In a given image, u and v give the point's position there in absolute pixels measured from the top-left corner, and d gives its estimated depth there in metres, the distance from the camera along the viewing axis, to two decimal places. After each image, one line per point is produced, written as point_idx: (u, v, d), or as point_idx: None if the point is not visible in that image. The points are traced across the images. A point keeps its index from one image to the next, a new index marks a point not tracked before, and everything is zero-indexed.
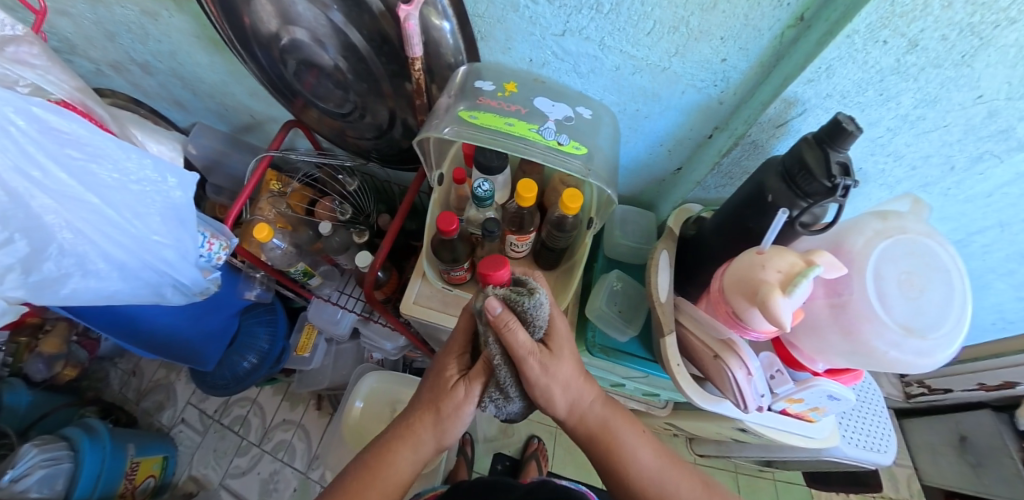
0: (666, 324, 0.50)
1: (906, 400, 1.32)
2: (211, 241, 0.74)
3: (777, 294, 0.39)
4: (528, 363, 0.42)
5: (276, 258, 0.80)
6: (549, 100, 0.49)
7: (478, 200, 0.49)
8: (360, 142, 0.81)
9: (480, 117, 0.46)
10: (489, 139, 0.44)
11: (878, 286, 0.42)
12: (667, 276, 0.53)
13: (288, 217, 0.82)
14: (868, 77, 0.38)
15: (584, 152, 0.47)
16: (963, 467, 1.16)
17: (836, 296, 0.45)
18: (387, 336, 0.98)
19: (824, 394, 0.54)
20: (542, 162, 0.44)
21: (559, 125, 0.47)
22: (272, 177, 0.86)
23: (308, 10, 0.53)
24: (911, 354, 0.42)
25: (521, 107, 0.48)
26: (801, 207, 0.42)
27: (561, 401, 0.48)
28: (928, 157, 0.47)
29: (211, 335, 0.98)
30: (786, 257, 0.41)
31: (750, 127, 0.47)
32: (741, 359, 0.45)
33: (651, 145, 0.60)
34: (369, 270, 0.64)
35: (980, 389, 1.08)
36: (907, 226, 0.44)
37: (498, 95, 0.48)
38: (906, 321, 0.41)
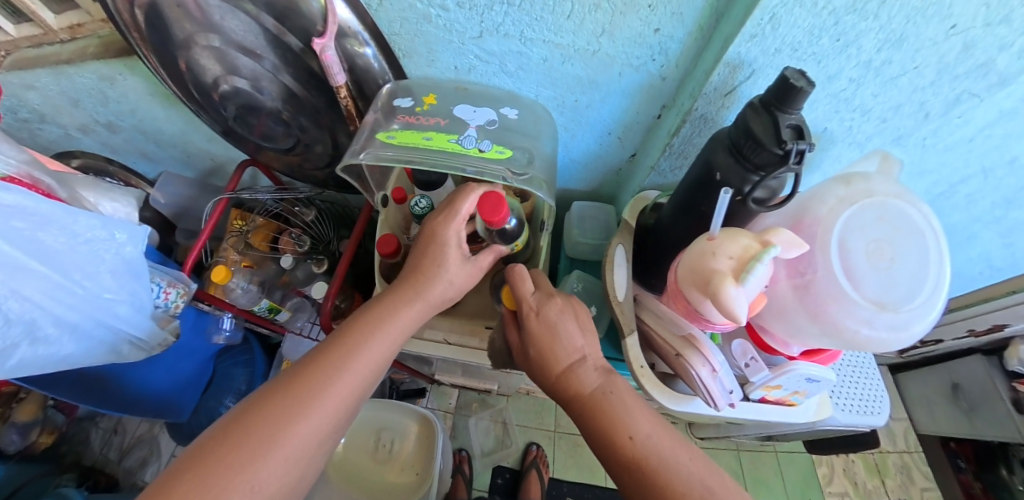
0: (626, 325, 0.48)
1: (900, 355, 1.33)
2: (167, 291, 0.70)
3: (729, 282, 0.38)
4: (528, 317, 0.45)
5: (239, 298, 0.78)
6: (470, 106, 0.48)
7: (417, 217, 0.50)
8: (317, 173, 0.79)
9: (399, 136, 0.44)
10: (417, 155, 0.42)
11: (845, 260, 0.42)
12: (624, 272, 0.51)
13: (251, 256, 0.79)
14: (820, 21, 0.37)
15: (509, 155, 0.45)
16: (958, 414, 1.18)
17: (799, 277, 0.44)
18: None
19: (803, 378, 0.53)
20: (471, 174, 0.42)
21: (480, 132, 0.46)
22: (235, 216, 0.81)
23: (245, 60, 0.51)
24: (884, 330, 0.41)
25: (440, 119, 0.46)
26: (752, 182, 0.41)
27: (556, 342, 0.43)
28: (899, 107, 0.47)
29: (184, 382, 0.93)
30: (740, 240, 0.40)
31: (695, 101, 0.46)
32: (703, 356, 0.45)
33: (600, 135, 0.59)
34: (325, 299, 0.61)
35: (971, 335, 1.09)
36: (873, 188, 0.44)
37: (417, 110, 0.47)
38: (877, 295, 0.41)
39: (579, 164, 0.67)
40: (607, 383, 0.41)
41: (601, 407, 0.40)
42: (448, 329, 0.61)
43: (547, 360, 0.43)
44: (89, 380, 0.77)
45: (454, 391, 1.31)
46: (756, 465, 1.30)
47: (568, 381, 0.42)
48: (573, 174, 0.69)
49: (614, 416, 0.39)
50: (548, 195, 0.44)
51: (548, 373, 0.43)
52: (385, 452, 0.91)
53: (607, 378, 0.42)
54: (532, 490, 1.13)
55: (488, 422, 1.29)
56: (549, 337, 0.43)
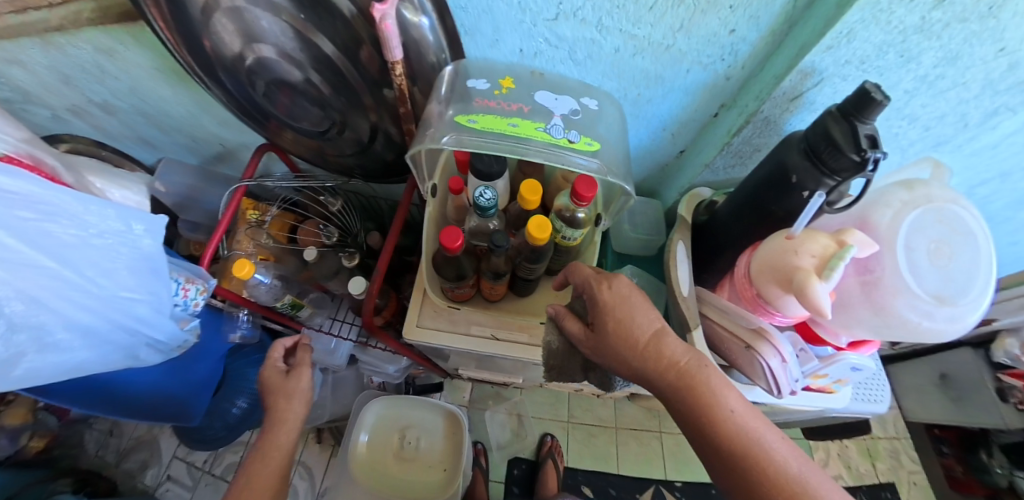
0: (692, 318, 0.48)
1: (893, 347, 1.38)
2: (186, 287, 0.61)
3: (815, 280, 0.37)
4: (600, 287, 0.43)
5: (261, 294, 0.72)
6: (551, 94, 0.45)
7: (480, 210, 0.45)
8: (342, 159, 0.74)
9: (480, 120, 0.41)
10: (496, 145, 0.40)
11: (909, 257, 0.41)
12: (687, 269, 0.51)
13: (270, 248, 0.75)
14: (890, 39, 0.36)
15: (597, 148, 0.42)
16: (946, 403, 1.23)
17: (867, 274, 0.43)
18: (390, 360, 0.88)
19: (848, 368, 0.54)
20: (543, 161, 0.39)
21: (567, 122, 0.43)
22: (247, 205, 0.76)
23: (268, 19, 0.45)
24: (942, 322, 0.41)
25: (523, 105, 0.43)
26: (827, 186, 0.39)
27: (636, 316, 0.40)
28: (943, 117, 0.47)
29: (200, 385, 0.87)
30: (818, 239, 0.39)
31: (762, 104, 0.45)
32: (774, 346, 0.44)
33: (654, 129, 0.57)
34: (366, 298, 0.57)
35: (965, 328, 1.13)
36: (932, 194, 0.42)
37: (495, 94, 0.44)
38: (936, 290, 0.41)
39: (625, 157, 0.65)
40: (694, 353, 0.39)
41: (691, 375, 0.37)
42: (495, 324, 0.59)
43: (626, 333, 0.40)
44: (96, 400, 0.71)
45: (468, 385, 1.30)
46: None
47: (655, 353, 0.39)
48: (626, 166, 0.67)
49: (706, 392, 0.36)
50: (631, 187, 0.42)
51: (634, 350, 0.40)
52: (410, 449, 0.89)
53: (693, 348, 0.39)
54: (550, 480, 1.13)
55: (503, 415, 1.28)
56: (625, 308, 0.41)
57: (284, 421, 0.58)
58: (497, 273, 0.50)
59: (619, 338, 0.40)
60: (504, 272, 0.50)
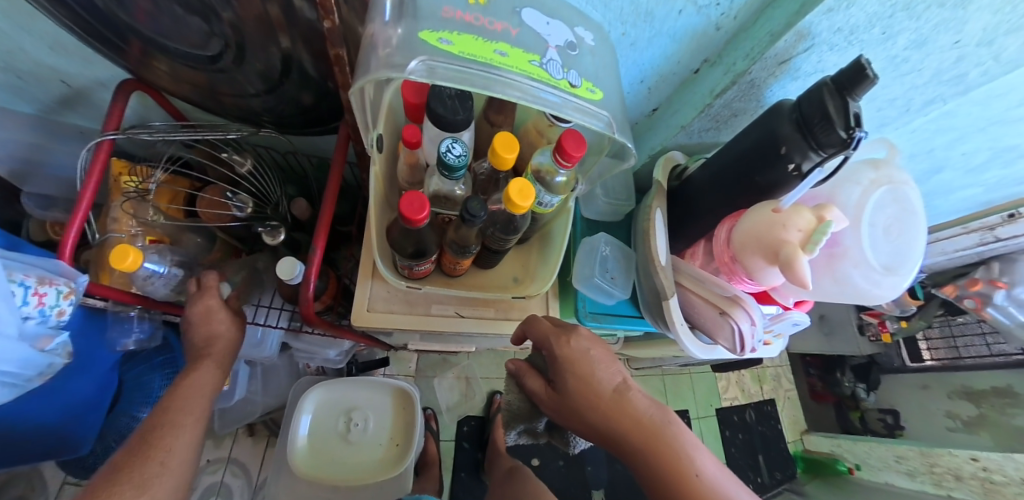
0: (669, 288, 0.47)
1: None
2: (41, 292, 0.45)
3: (801, 253, 0.37)
4: (562, 345, 0.41)
5: (157, 290, 0.57)
6: (542, 15, 0.36)
7: (446, 169, 0.37)
8: (245, 103, 0.58)
9: (454, 41, 0.31)
10: (477, 76, 0.30)
11: (869, 231, 0.43)
12: (664, 243, 0.49)
13: (162, 227, 0.59)
14: (881, 11, 0.34)
15: (599, 96, 0.36)
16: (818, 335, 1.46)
17: (831, 245, 0.44)
18: (328, 344, 0.78)
19: (789, 323, 0.58)
20: (515, 98, 0.31)
21: (563, 57, 0.35)
22: (121, 170, 0.58)
23: None
24: (886, 290, 0.45)
25: (508, 26, 0.34)
26: (813, 160, 0.38)
27: (599, 372, 0.40)
28: (893, 100, 0.48)
29: (80, 407, 0.65)
30: (800, 212, 0.39)
31: (752, 65, 0.41)
32: (746, 311, 0.46)
33: (632, 83, 0.52)
34: (302, 284, 0.47)
35: None
36: (896, 175, 0.44)
37: (471, 4, 0.34)
38: (887, 259, 0.43)
39: None
40: (658, 407, 0.39)
41: (660, 435, 0.37)
42: (458, 302, 0.53)
43: (592, 392, 0.39)
44: None
45: (413, 355, 1.24)
46: (691, 386, 1.46)
47: (621, 414, 0.38)
48: None
49: (674, 451, 0.36)
50: (634, 146, 0.39)
51: (599, 410, 0.38)
52: (356, 433, 0.81)
53: (656, 402, 0.39)
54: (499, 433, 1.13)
55: (451, 378, 1.25)
56: (587, 364, 0.40)
57: (206, 357, 0.49)
58: (464, 246, 0.43)
59: (583, 400, 0.39)
60: (476, 247, 0.43)
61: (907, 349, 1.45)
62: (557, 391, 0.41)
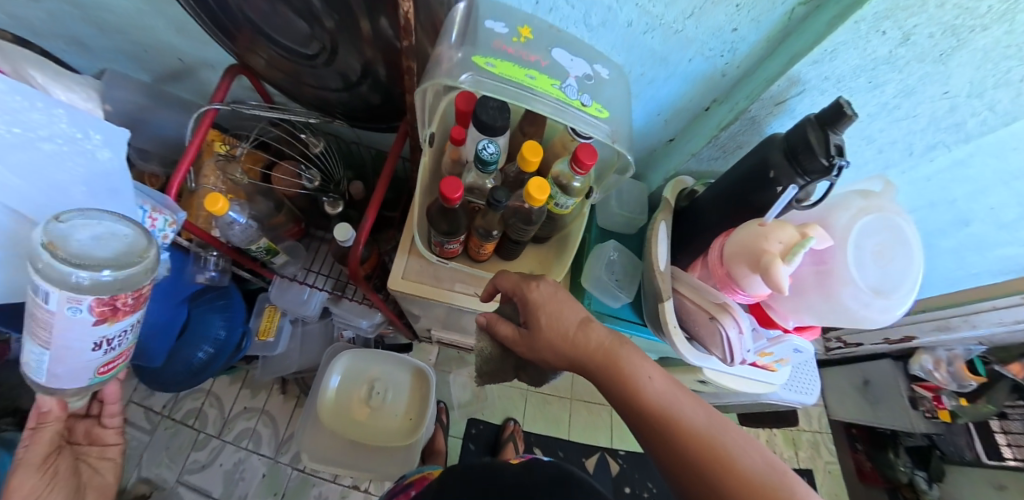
0: (665, 291, 0.52)
1: (825, 353, 1.43)
2: (152, 217, 0.57)
3: (778, 262, 0.41)
4: (529, 285, 0.48)
5: (234, 235, 0.67)
6: (568, 53, 0.45)
7: (482, 163, 0.45)
8: (322, 94, 0.71)
9: (498, 65, 0.40)
10: (511, 90, 0.38)
11: (856, 253, 0.47)
12: (665, 247, 0.55)
13: (242, 186, 0.70)
14: (864, 64, 0.40)
15: (606, 115, 0.43)
16: (862, 403, 1.35)
17: (821, 264, 0.48)
18: (363, 313, 0.89)
19: (791, 348, 0.62)
20: (550, 115, 0.39)
21: (580, 84, 0.43)
22: (215, 138, 0.72)
23: None
24: (876, 312, 0.47)
25: (540, 58, 0.43)
26: (798, 185, 0.43)
27: (564, 304, 0.46)
28: (895, 143, 0.52)
29: (154, 328, 0.74)
30: (786, 229, 0.43)
31: (751, 103, 0.48)
32: (734, 318, 0.50)
33: (650, 113, 0.60)
34: (353, 246, 0.57)
35: (885, 343, 1.21)
36: (883, 205, 0.48)
37: (513, 41, 0.43)
38: (875, 282, 0.47)
39: None
40: (614, 335, 0.45)
41: (613, 353, 0.42)
42: (478, 284, 0.61)
43: (557, 322, 0.45)
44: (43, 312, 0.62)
45: (434, 348, 1.32)
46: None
47: (583, 341, 0.44)
48: None
49: (628, 367, 0.41)
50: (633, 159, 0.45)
51: (565, 336, 0.45)
52: (377, 400, 0.90)
53: (613, 332, 0.45)
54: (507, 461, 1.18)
55: (465, 377, 1.31)
56: (554, 299, 0.47)
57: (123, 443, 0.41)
58: (489, 230, 0.51)
59: (551, 328, 0.45)
60: (497, 232, 0.51)
61: (982, 442, 1.19)
62: (531, 328, 0.47)
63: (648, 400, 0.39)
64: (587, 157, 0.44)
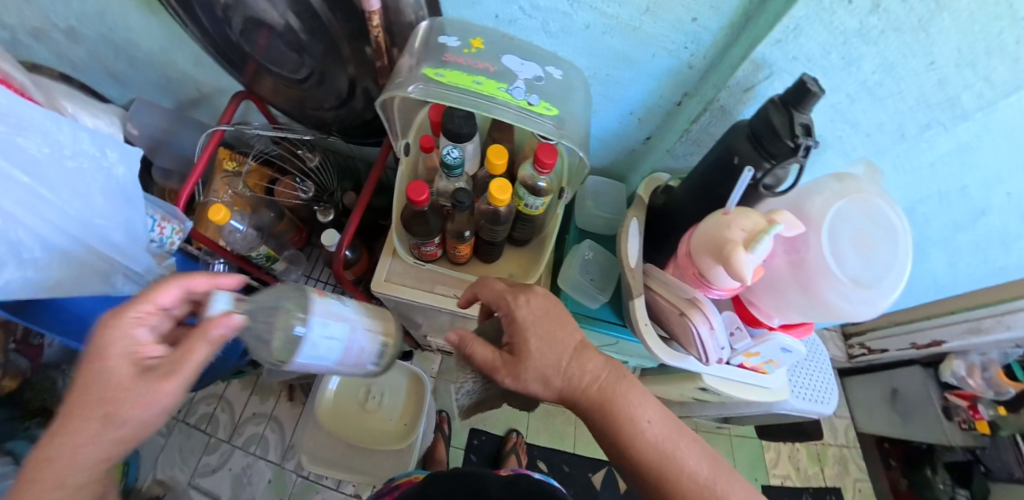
0: (635, 287, 0.53)
1: (848, 361, 1.37)
2: (161, 225, 0.65)
3: (741, 250, 0.42)
4: (516, 302, 0.45)
5: (236, 241, 0.72)
6: (519, 58, 0.48)
7: (447, 167, 0.48)
8: (321, 113, 0.76)
9: (446, 75, 0.44)
10: (456, 96, 0.42)
11: (833, 242, 0.46)
12: (636, 243, 0.56)
13: (246, 198, 0.76)
14: (832, 39, 0.39)
15: (555, 113, 0.46)
16: (893, 418, 1.27)
17: (794, 254, 0.48)
18: None
19: (779, 348, 0.59)
20: (513, 121, 0.43)
21: (529, 85, 0.46)
22: (225, 156, 0.77)
23: None
24: (857, 305, 0.45)
25: (489, 65, 0.47)
26: (764, 169, 0.43)
27: (556, 331, 0.44)
28: (883, 125, 0.49)
29: None
30: (750, 216, 0.44)
31: (718, 92, 0.49)
32: (705, 315, 0.50)
33: (622, 113, 0.62)
34: (336, 249, 0.60)
35: (913, 348, 1.15)
36: (862, 189, 0.47)
37: (464, 52, 0.47)
38: (855, 273, 0.45)
39: (600, 140, 0.70)
40: (610, 369, 0.43)
41: (609, 394, 0.41)
42: (459, 286, 0.63)
43: (549, 352, 0.43)
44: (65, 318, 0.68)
45: (436, 356, 1.34)
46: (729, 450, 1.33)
47: (577, 375, 0.43)
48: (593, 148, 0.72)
49: (624, 411, 0.41)
50: (586, 155, 0.47)
51: (557, 370, 0.42)
52: (373, 403, 0.93)
53: (608, 363, 0.44)
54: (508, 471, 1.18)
55: None
56: (543, 323, 0.44)
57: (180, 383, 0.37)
58: (461, 232, 0.53)
59: (542, 360, 0.42)
60: (469, 232, 0.53)
61: None
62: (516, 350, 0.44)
63: (644, 446, 0.40)
64: (546, 154, 0.47)
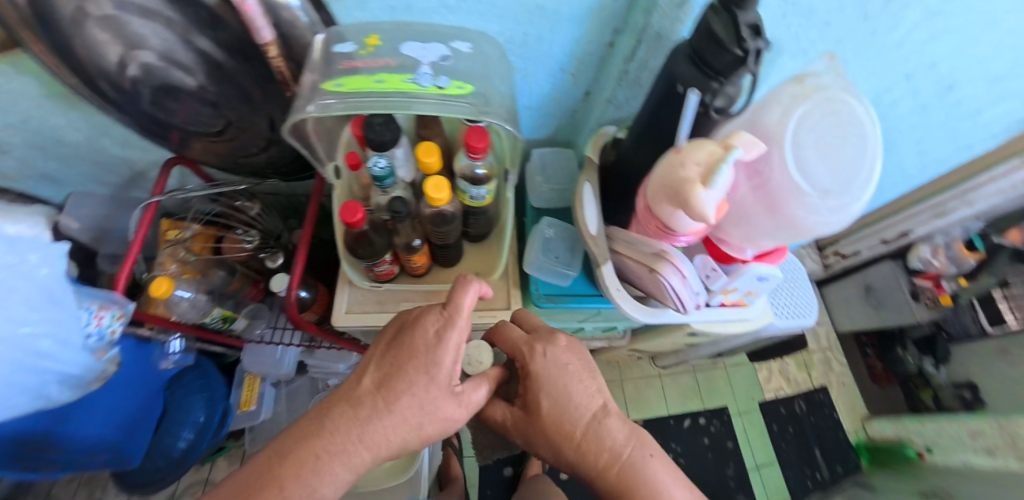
0: (600, 255, 0.54)
1: (826, 270, 1.45)
2: (99, 315, 0.59)
3: (698, 188, 0.40)
4: (535, 365, 0.47)
5: (186, 312, 0.69)
6: (419, 43, 0.46)
7: (378, 179, 0.45)
8: (255, 160, 0.72)
9: (346, 83, 0.42)
10: (367, 103, 0.40)
11: (797, 154, 0.43)
12: (592, 208, 0.56)
13: (193, 264, 0.71)
14: None
15: (469, 90, 0.44)
16: (867, 308, 1.36)
17: (756, 177, 0.46)
18: (338, 356, 0.90)
19: (755, 278, 0.61)
20: (435, 112, 0.41)
21: (435, 68, 0.45)
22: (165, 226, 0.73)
23: (149, 27, 0.45)
24: (827, 216, 0.43)
25: (389, 60, 0.44)
26: (713, 88, 0.42)
27: (572, 393, 0.46)
28: (842, 8, 0.48)
29: (124, 425, 0.77)
30: (704, 148, 0.43)
31: (651, 16, 0.45)
32: (672, 265, 0.51)
33: (553, 72, 0.60)
34: (288, 293, 0.58)
35: (882, 243, 1.22)
36: (826, 87, 0.44)
37: (361, 54, 0.45)
38: (822, 183, 0.42)
39: (539, 108, 0.69)
40: (630, 436, 0.46)
41: (622, 465, 0.44)
42: (425, 298, 0.62)
43: (563, 421, 0.46)
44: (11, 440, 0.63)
45: None
46: (729, 384, 1.36)
47: (595, 444, 0.45)
48: (532, 116, 0.71)
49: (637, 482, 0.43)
50: (515, 127, 0.44)
51: (570, 440, 0.46)
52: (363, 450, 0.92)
53: (628, 427, 0.46)
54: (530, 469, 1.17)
55: None
56: (561, 382, 0.46)
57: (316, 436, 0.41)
58: (409, 243, 0.52)
59: (559, 425, 0.46)
60: (419, 239, 0.52)
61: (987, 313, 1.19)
62: (532, 409, 0.47)
63: None
64: (477, 133, 0.45)
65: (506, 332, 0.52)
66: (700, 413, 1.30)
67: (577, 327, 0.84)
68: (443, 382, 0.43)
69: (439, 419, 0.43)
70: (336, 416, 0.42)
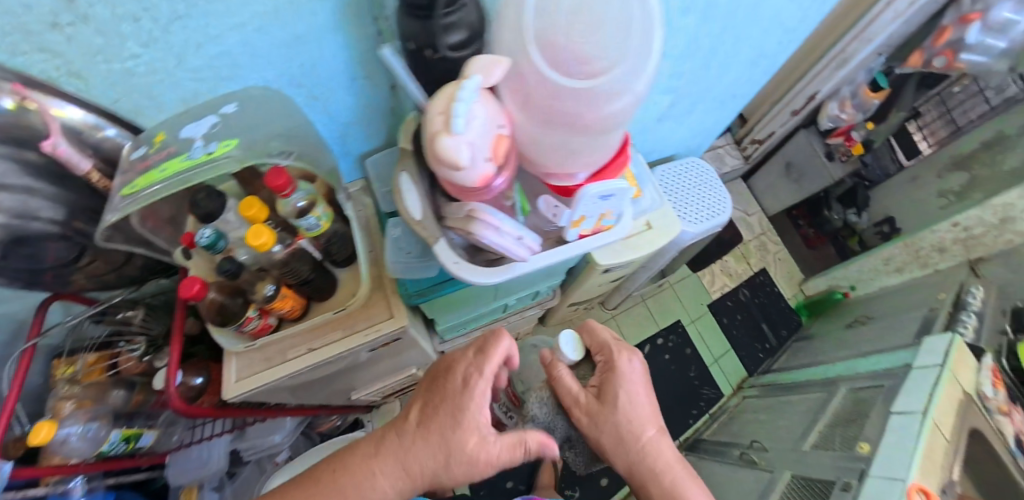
0: (428, 235, 0.47)
1: (747, 159, 1.68)
2: None
3: (442, 136, 0.35)
4: (611, 375, 0.61)
5: (77, 447, 0.68)
6: (194, 122, 0.50)
7: (212, 249, 0.47)
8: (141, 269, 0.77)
9: (138, 182, 0.48)
10: (173, 178, 0.45)
11: (547, 48, 0.38)
12: (414, 194, 0.47)
13: (85, 393, 0.72)
14: None
15: (237, 143, 0.49)
16: (788, 181, 1.64)
17: (525, 96, 0.41)
18: (270, 428, 0.93)
19: (599, 199, 0.51)
20: (202, 177, 0.46)
21: (206, 138, 0.48)
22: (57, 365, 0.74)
23: None
24: (623, 84, 0.39)
25: (170, 148, 0.49)
26: (437, 23, 0.43)
27: (638, 406, 0.60)
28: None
29: None
30: (442, 97, 0.37)
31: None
32: (485, 220, 0.44)
33: (349, 87, 0.59)
34: (164, 384, 0.57)
35: (793, 115, 1.44)
36: None
37: (150, 152, 0.50)
38: (592, 62, 0.38)
39: (353, 123, 0.67)
40: (669, 451, 0.60)
41: (665, 474, 0.58)
42: (308, 338, 0.62)
43: (630, 427, 0.59)
44: None
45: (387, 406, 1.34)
46: (677, 298, 1.46)
47: (648, 456, 0.59)
48: (359, 130, 0.70)
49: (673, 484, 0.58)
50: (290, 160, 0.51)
51: (632, 446, 0.59)
52: None
53: (667, 443, 0.60)
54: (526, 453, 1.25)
55: None
56: (631, 395, 0.60)
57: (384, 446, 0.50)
58: (265, 295, 0.53)
59: (625, 427, 0.59)
60: (272, 286, 0.53)
61: (902, 150, 1.42)
62: (601, 409, 0.60)
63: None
64: (274, 174, 0.47)
65: (599, 332, 0.67)
66: (657, 334, 1.40)
67: (502, 308, 0.86)
68: (472, 427, 0.47)
69: (469, 455, 0.46)
70: (401, 425, 0.51)
